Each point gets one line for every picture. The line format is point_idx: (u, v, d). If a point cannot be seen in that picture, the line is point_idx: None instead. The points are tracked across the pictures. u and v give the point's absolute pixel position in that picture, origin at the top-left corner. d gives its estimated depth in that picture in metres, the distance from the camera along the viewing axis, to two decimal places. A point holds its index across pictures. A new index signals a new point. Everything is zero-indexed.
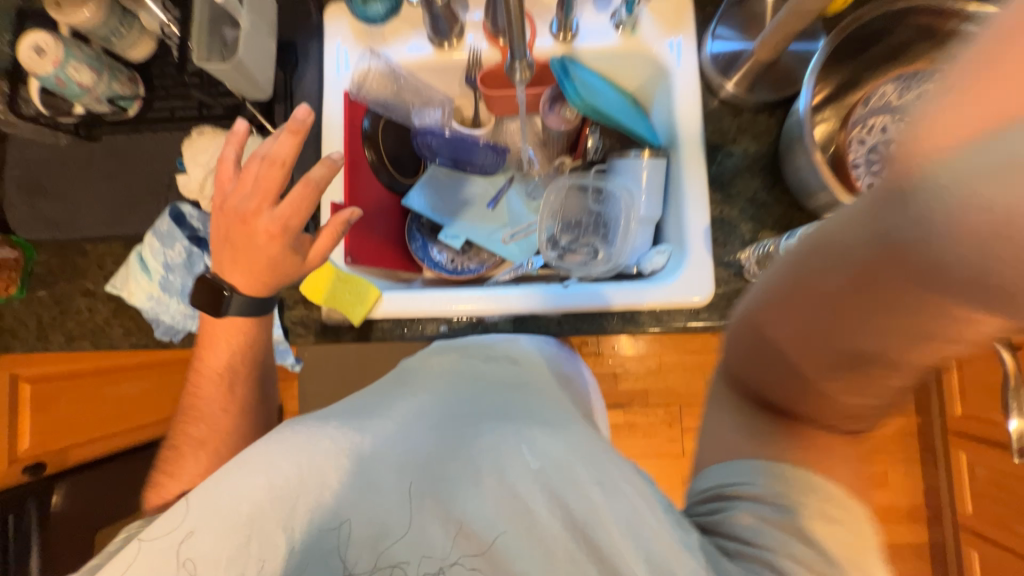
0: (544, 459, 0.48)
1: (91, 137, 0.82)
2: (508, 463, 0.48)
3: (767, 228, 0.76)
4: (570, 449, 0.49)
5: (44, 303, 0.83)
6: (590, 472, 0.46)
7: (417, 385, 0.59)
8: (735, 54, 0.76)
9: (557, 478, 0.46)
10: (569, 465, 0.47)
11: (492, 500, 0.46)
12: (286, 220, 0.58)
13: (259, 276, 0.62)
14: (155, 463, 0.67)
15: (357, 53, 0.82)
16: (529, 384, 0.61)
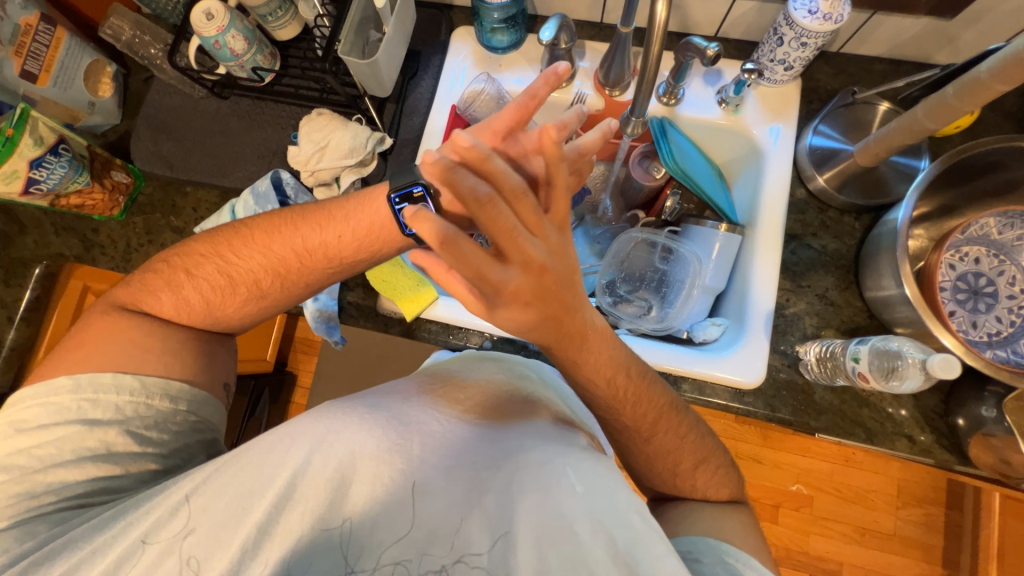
0: (588, 484, 0.47)
1: (221, 95, 0.90)
2: (553, 481, 0.47)
3: (831, 328, 0.74)
4: (606, 479, 0.48)
5: (136, 229, 0.90)
6: (626, 505, 0.46)
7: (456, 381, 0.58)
8: (833, 152, 0.77)
9: (597, 505, 0.46)
10: (607, 495, 0.47)
11: (533, 516, 0.45)
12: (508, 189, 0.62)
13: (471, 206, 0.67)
14: (160, 274, 0.63)
15: (473, 74, 0.88)
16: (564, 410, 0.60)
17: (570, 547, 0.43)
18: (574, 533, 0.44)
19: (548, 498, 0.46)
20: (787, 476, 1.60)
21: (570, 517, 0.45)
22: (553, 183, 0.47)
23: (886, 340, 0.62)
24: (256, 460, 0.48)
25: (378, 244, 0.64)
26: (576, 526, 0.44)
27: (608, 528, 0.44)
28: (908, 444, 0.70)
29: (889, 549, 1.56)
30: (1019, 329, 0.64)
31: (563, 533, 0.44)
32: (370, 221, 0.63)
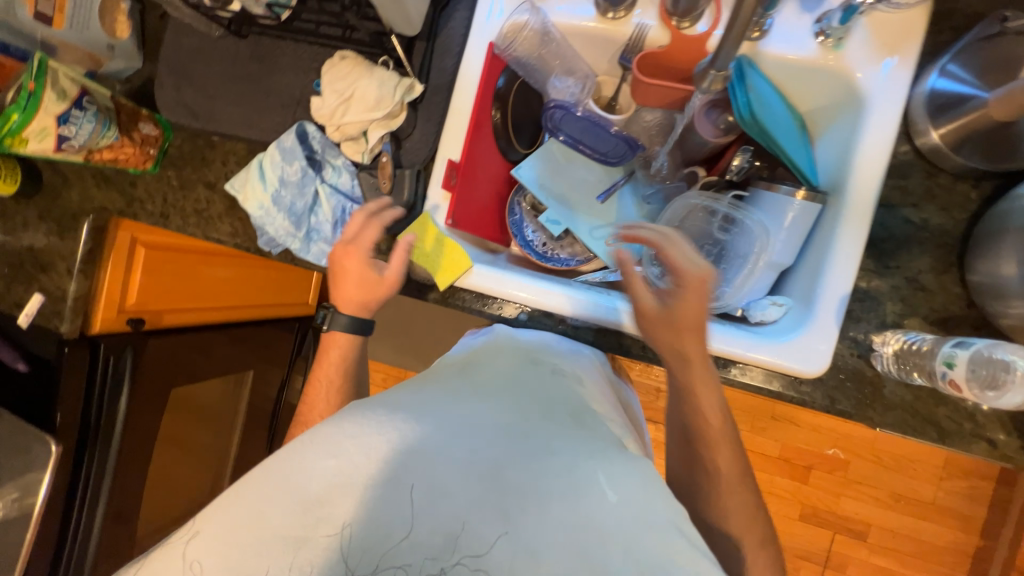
0: (621, 492, 0.45)
1: (240, 34, 0.83)
2: (588, 489, 0.45)
3: (916, 317, 0.65)
4: (640, 486, 0.47)
5: (170, 183, 0.89)
6: (666, 525, 0.44)
7: (482, 387, 0.58)
8: (961, 99, 0.61)
9: (632, 516, 0.44)
10: (641, 506, 0.45)
11: (556, 528, 0.43)
12: (360, 275, 0.74)
13: (364, 305, 0.76)
14: None
15: (513, 4, 0.75)
16: (596, 414, 0.59)
17: (599, 559, 0.41)
18: (603, 546, 0.42)
19: (579, 508, 0.44)
20: (824, 441, 1.57)
21: (603, 529, 0.43)
22: (686, 298, 0.62)
23: (995, 347, 0.53)
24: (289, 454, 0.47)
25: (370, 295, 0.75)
26: (607, 538, 0.42)
27: (643, 541, 0.42)
28: (987, 448, 0.63)
29: (923, 517, 1.54)
30: None
31: (591, 543, 0.42)
32: (353, 288, 0.75)
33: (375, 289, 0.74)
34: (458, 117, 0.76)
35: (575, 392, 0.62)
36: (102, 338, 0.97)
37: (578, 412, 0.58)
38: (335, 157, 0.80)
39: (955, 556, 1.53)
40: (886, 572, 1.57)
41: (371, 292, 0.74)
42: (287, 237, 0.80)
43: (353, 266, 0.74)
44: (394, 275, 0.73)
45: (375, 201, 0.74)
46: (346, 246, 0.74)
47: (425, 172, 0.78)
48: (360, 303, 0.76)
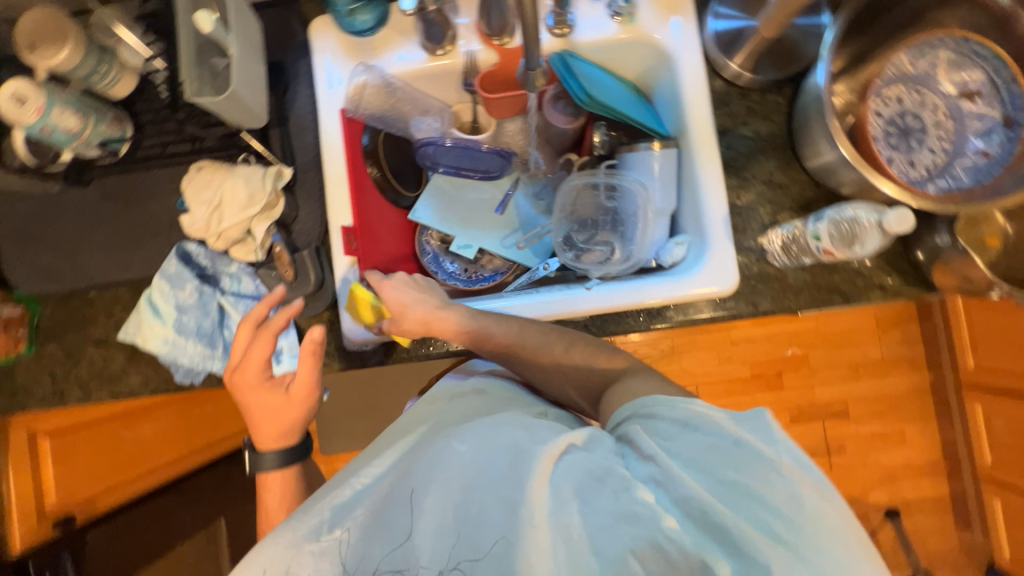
0: (467, 440, 0.53)
1: (81, 181, 0.79)
2: (438, 458, 0.52)
3: (785, 209, 0.75)
4: (484, 431, 0.53)
5: (55, 357, 0.81)
6: (511, 442, 0.51)
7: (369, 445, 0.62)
8: (738, 32, 0.74)
9: (481, 456, 0.51)
10: (489, 445, 0.51)
11: (439, 506, 0.48)
12: (279, 403, 0.69)
13: (283, 431, 0.70)
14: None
15: (349, 68, 0.79)
16: (483, 403, 0.63)
17: (469, 511, 0.48)
18: (476, 498, 0.48)
19: (435, 484, 0.50)
20: (780, 345, 1.71)
21: (466, 484, 0.49)
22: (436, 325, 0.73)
23: (841, 210, 0.62)
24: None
25: (289, 418, 0.70)
26: (468, 491, 0.49)
27: (499, 471, 0.49)
28: (881, 293, 0.73)
29: (882, 374, 1.71)
30: (952, 156, 0.64)
31: (461, 503, 0.48)
32: (273, 414, 0.69)
33: (286, 418, 0.70)
34: (336, 183, 0.77)
35: (477, 399, 0.65)
36: (29, 554, 0.85)
37: (458, 409, 0.63)
38: (228, 265, 0.77)
39: (919, 395, 1.71)
40: (876, 435, 1.72)
41: (284, 416, 0.70)
42: (205, 360, 0.76)
43: (267, 394, 0.69)
44: (301, 390, 0.69)
45: (257, 307, 0.70)
46: (242, 365, 0.70)
47: (324, 246, 0.78)
48: (279, 433, 0.70)
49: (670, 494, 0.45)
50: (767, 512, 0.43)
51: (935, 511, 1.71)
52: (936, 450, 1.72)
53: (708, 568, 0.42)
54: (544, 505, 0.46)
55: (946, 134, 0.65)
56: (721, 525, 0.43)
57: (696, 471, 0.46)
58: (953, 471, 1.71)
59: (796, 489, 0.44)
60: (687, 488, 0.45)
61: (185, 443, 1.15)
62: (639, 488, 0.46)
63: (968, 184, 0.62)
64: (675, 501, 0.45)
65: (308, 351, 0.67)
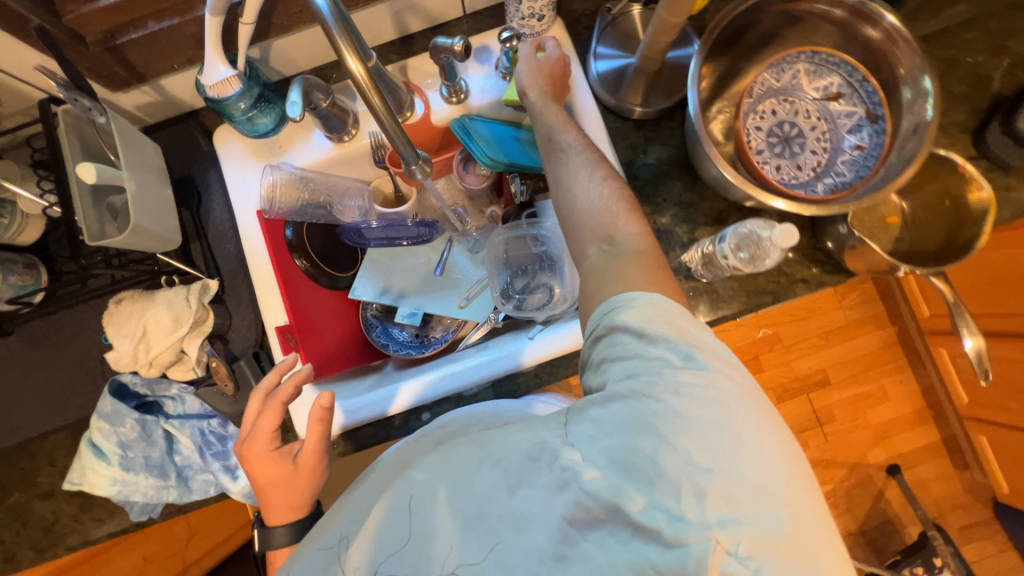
0: (423, 468, 0.52)
1: (3, 332, 0.76)
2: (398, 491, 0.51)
3: (701, 225, 0.78)
4: (440, 456, 0.52)
5: (2, 520, 0.77)
6: (460, 448, 0.51)
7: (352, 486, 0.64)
8: (620, 71, 0.78)
9: (439, 478, 0.49)
10: (439, 466, 0.51)
11: (390, 535, 0.49)
12: (286, 476, 0.62)
13: (291, 501, 0.63)
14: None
15: (257, 170, 0.80)
16: (436, 435, 0.62)
17: (429, 531, 0.47)
18: (427, 517, 0.48)
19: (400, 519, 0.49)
20: (750, 328, 1.75)
21: (417, 509, 0.48)
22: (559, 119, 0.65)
23: (741, 226, 0.64)
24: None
25: (297, 493, 0.63)
26: (432, 515, 0.47)
27: (451, 488, 0.48)
28: (806, 285, 0.76)
29: (850, 337, 1.76)
30: (833, 153, 0.68)
31: (430, 528, 0.47)
32: (280, 480, 0.62)
33: (297, 484, 0.63)
34: (267, 284, 0.78)
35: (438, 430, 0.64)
36: None
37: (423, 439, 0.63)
38: (167, 388, 0.75)
39: (890, 350, 1.77)
40: (859, 395, 1.76)
41: (293, 489, 0.63)
42: (160, 491, 0.73)
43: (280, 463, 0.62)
44: (308, 458, 0.63)
45: (268, 374, 0.64)
46: (252, 437, 0.62)
47: (263, 349, 0.77)
48: (286, 505, 0.63)
49: (595, 448, 0.44)
50: (701, 453, 0.42)
51: (931, 457, 1.75)
52: (917, 398, 1.76)
53: (623, 510, 0.42)
54: (489, 497, 0.46)
55: (823, 133, 0.69)
56: (638, 468, 0.42)
57: (626, 412, 0.44)
58: (938, 415, 1.76)
59: (737, 417, 0.43)
60: (614, 443, 0.44)
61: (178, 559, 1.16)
62: (567, 447, 0.45)
63: (852, 178, 0.66)
64: (599, 453, 0.44)
65: (315, 415, 0.61)
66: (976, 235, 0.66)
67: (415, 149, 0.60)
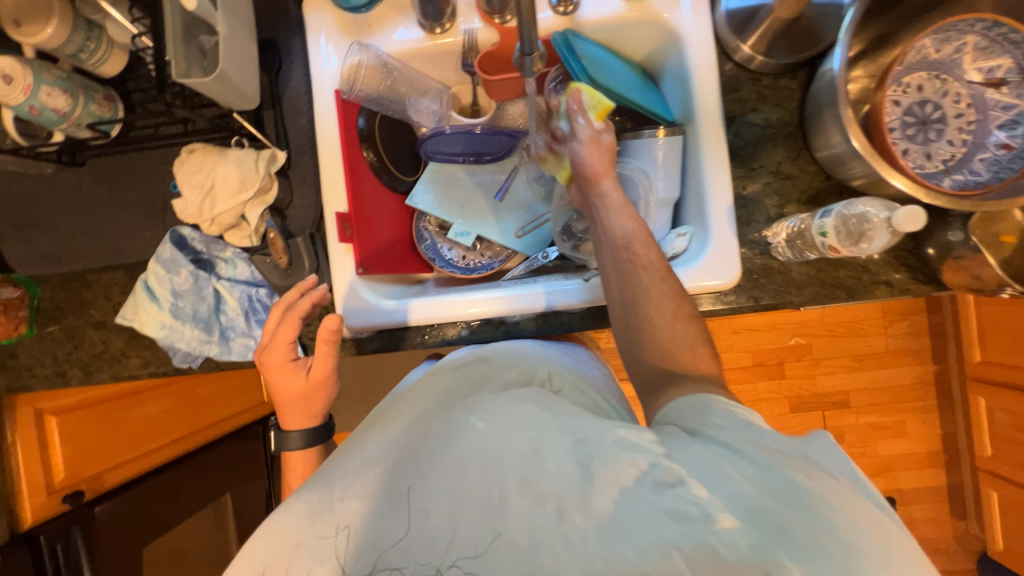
0: (486, 419, 0.53)
1: (75, 163, 0.77)
2: (461, 438, 0.51)
3: (793, 202, 0.72)
4: (514, 417, 0.52)
5: (57, 339, 0.82)
6: (534, 420, 0.51)
7: (392, 420, 0.59)
8: (752, 11, 0.69)
9: (510, 437, 0.49)
10: (506, 423, 0.51)
11: (453, 482, 0.47)
12: (305, 388, 0.68)
13: (309, 409, 0.69)
14: None
15: (343, 46, 0.76)
16: (484, 371, 0.65)
17: (492, 497, 0.45)
18: (490, 473, 0.47)
19: (461, 468, 0.48)
20: (784, 334, 1.70)
21: (484, 461, 0.48)
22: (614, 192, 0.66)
23: (850, 205, 0.59)
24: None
25: (314, 401, 0.69)
26: (495, 478, 0.46)
27: (521, 454, 0.47)
28: (887, 289, 0.71)
29: (886, 365, 1.70)
30: (972, 147, 0.61)
31: (494, 493, 0.45)
32: (296, 390, 0.68)
33: (309, 394, 0.68)
34: (333, 169, 0.76)
35: (482, 365, 0.67)
36: (38, 530, 0.89)
37: (475, 385, 0.63)
38: (223, 250, 0.76)
39: (923, 387, 1.70)
40: (876, 425, 1.71)
41: (307, 399, 0.69)
42: (202, 345, 0.76)
43: (297, 375, 0.67)
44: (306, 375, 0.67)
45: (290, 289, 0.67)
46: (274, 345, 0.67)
47: (319, 233, 0.77)
48: (304, 413, 0.69)
49: (726, 491, 0.39)
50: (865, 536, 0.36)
51: (931, 500, 1.72)
52: (935, 442, 1.71)
53: None
54: (569, 480, 0.44)
55: (968, 124, 0.61)
56: (792, 535, 0.36)
57: (754, 472, 0.40)
58: (951, 462, 1.71)
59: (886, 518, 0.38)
60: (748, 492, 0.38)
61: (191, 424, 1.22)
62: (687, 477, 0.40)
63: (987, 179, 0.59)
64: (734, 496, 0.39)
65: (325, 335, 0.63)
66: None
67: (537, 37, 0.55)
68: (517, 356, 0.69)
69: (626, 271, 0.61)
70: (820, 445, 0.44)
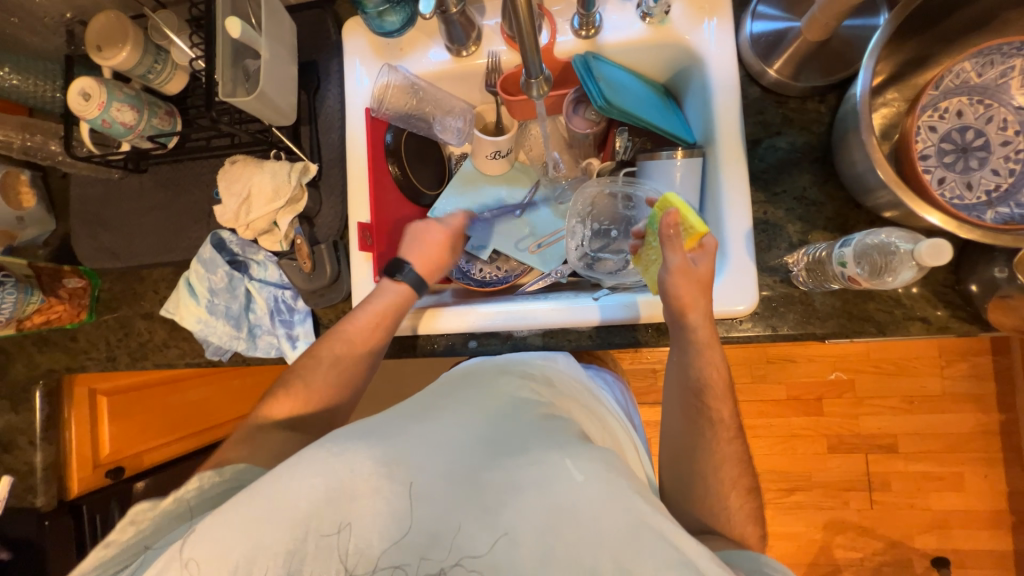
0: (587, 473, 0.49)
1: (138, 169, 0.86)
2: (555, 481, 0.49)
3: (818, 229, 0.69)
4: (621, 485, 0.49)
5: (110, 326, 0.91)
6: (643, 513, 0.47)
7: (481, 410, 0.59)
8: (779, 35, 0.69)
9: (610, 507, 0.47)
10: (610, 495, 0.48)
11: (525, 519, 0.48)
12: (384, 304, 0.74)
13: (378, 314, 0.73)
14: None
15: (374, 68, 0.81)
16: (554, 399, 0.63)
17: (585, 563, 0.45)
18: (568, 538, 0.46)
19: (545, 509, 0.48)
20: (823, 368, 1.59)
21: (571, 524, 0.47)
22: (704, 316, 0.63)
23: (873, 234, 0.57)
24: (234, 470, 0.62)
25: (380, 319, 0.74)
26: (591, 546, 0.46)
27: (618, 534, 0.46)
28: (924, 325, 0.66)
29: (941, 409, 1.55)
30: (1020, 178, 0.56)
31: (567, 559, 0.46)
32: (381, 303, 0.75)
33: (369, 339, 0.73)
34: (358, 181, 0.80)
35: (551, 393, 0.64)
36: (82, 499, 0.98)
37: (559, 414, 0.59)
38: (255, 253, 0.82)
39: (986, 437, 1.53)
40: (928, 475, 1.56)
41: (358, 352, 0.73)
42: (231, 340, 0.82)
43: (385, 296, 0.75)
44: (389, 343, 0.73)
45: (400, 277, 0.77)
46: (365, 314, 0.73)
47: (342, 240, 0.81)
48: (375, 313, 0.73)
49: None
50: None
51: (992, 565, 1.54)
52: (1000, 500, 1.53)
53: None
54: None
55: (1016, 153, 0.57)
56: None
57: None
58: (1019, 525, 1.52)
59: None
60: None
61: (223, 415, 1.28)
62: None
63: None
64: None
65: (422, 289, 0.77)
66: None
67: (543, 61, 0.58)
68: (581, 392, 0.68)
69: (679, 390, 0.65)
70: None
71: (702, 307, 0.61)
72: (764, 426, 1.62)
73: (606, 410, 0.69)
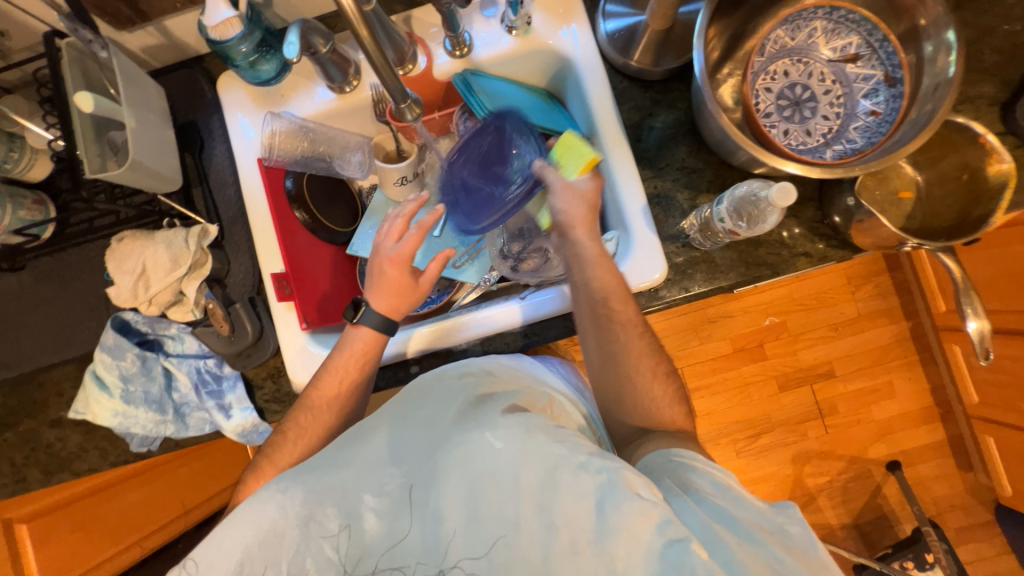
0: (505, 438, 0.51)
1: (15, 267, 0.79)
2: (475, 454, 0.51)
3: (703, 193, 0.76)
4: (535, 439, 0.50)
5: (13, 444, 0.81)
6: (557, 457, 0.49)
7: (406, 414, 0.59)
8: (631, 30, 0.75)
9: (526, 462, 0.49)
10: (526, 449, 0.49)
11: (458, 495, 0.49)
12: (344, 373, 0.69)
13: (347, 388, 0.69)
14: None
15: (258, 117, 0.80)
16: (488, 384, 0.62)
17: (508, 514, 0.47)
18: (501, 499, 0.48)
19: (475, 481, 0.49)
20: (757, 316, 1.72)
21: (502, 486, 0.48)
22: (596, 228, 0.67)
23: (738, 189, 0.66)
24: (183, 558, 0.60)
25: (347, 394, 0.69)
26: (513, 498, 0.48)
27: (539, 479, 0.48)
28: (808, 259, 0.74)
29: (860, 330, 1.72)
30: (846, 118, 0.65)
31: (503, 518, 0.47)
32: (342, 372, 0.69)
33: (338, 400, 0.68)
34: (264, 232, 0.79)
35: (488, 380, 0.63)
36: None
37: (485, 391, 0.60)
38: (167, 327, 0.77)
39: (901, 345, 1.72)
40: (866, 390, 1.72)
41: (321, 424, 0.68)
42: (158, 426, 0.77)
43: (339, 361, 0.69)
44: (334, 381, 0.68)
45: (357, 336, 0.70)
46: (325, 375, 0.69)
47: (259, 296, 0.79)
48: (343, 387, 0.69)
49: (719, 559, 0.44)
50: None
51: (934, 457, 1.71)
52: (926, 396, 1.72)
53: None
54: (586, 511, 0.46)
55: (838, 98, 0.66)
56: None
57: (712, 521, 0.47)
58: (946, 415, 1.71)
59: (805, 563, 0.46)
60: (738, 556, 0.44)
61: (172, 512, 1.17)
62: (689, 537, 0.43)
63: (862, 145, 0.64)
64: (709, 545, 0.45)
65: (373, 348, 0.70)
66: (991, 210, 0.64)
67: (405, 87, 0.61)
68: (520, 373, 0.68)
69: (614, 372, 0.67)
70: (791, 517, 0.49)
71: (590, 226, 0.66)
72: (719, 382, 1.72)
73: (551, 390, 0.68)
